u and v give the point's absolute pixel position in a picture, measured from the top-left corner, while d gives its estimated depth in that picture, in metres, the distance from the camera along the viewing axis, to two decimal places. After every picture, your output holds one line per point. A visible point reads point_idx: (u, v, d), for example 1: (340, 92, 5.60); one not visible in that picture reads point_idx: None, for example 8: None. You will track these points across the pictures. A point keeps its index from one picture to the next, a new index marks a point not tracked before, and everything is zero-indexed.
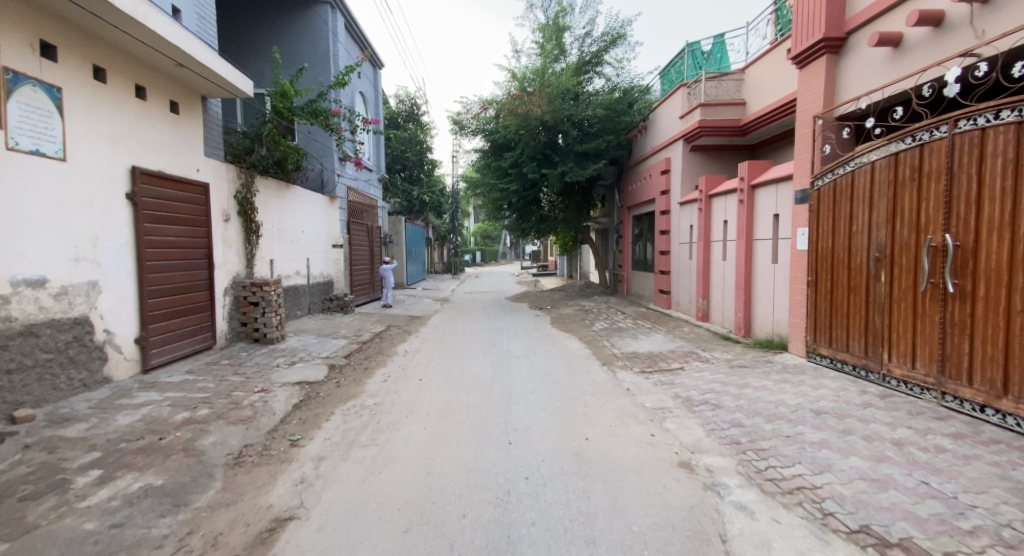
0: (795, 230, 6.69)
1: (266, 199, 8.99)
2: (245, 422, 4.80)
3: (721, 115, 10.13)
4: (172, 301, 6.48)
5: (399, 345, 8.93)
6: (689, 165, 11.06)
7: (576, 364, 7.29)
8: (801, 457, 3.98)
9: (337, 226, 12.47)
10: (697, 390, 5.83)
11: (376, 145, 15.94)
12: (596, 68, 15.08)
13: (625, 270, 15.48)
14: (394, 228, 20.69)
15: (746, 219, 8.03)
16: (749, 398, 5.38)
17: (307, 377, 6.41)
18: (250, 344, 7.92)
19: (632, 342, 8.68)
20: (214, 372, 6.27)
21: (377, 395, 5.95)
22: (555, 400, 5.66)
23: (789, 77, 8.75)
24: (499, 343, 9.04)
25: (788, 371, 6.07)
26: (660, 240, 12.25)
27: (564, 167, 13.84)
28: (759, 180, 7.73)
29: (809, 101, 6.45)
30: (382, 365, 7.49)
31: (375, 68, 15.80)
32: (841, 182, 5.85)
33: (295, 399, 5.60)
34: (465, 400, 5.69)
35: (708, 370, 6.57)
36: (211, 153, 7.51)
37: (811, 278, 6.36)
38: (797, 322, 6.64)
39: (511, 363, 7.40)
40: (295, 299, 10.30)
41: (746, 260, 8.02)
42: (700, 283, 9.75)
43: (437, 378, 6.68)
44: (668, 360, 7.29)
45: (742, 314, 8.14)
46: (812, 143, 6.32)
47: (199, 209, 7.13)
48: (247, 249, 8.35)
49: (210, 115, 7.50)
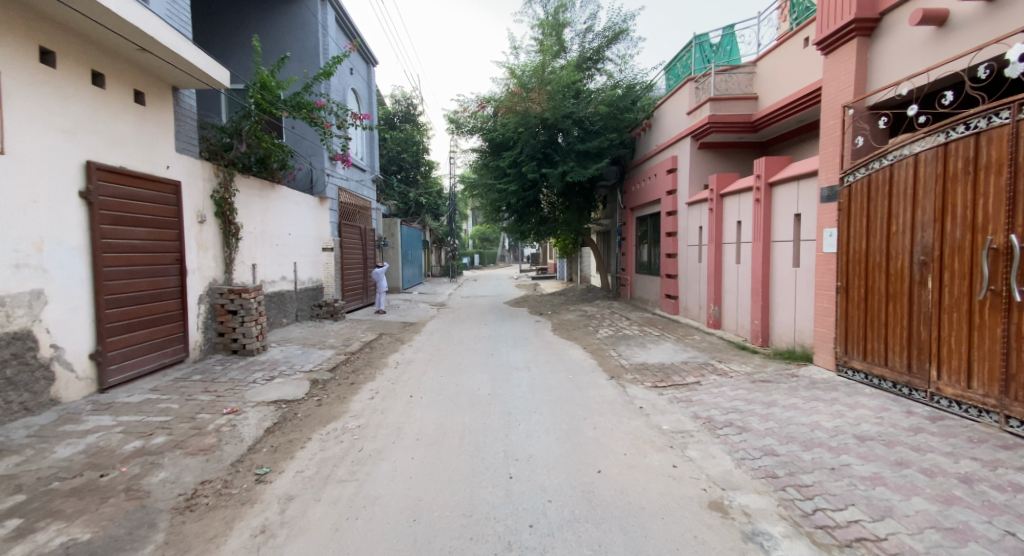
0: (821, 230, 6.10)
1: (247, 200, 8.38)
2: (206, 452, 4.19)
3: (731, 110, 9.56)
4: (135, 311, 5.87)
5: (391, 355, 8.33)
6: (697, 163, 10.48)
7: (582, 378, 6.70)
8: (855, 497, 3.38)
9: (328, 229, 11.86)
10: (718, 410, 5.23)
11: (368, 142, 15.32)
12: (598, 65, 14.53)
13: (628, 274, 14.91)
14: (389, 230, 20.10)
15: (763, 219, 7.45)
16: (779, 419, 4.78)
17: (285, 395, 5.80)
18: (228, 356, 7.30)
19: (641, 352, 8.07)
20: (181, 390, 5.65)
21: (361, 416, 5.34)
22: (560, 421, 5.06)
23: (807, 68, 8.17)
24: (498, 353, 8.43)
25: (818, 387, 5.47)
26: (666, 242, 11.67)
27: (565, 167, 13.27)
28: (778, 177, 7.16)
29: (837, 89, 5.87)
30: (370, 378, 6.88)
31: (368, 65, 15.22)
32: (877, 177, 5.27)
33: (268, 422, 4.97)
34: (459, 423, 5.08)
35: (728, 385, 5.97)
36: (183, 148, 6.90)
37: (840, 283, 5.77)
38: (824, 332, 6.05)
39: (510, 377, 6.80)
40: (281, 306, 9.69)
41: (762, 263, 7.43)
42: (711, 288, 9.16)
43: (430, 394, 6.07)
44: (682, 373, 6.68)
45: (759, 322, 7.55)
46: (842, 134, 5.74)
47: (169, 210, 6.53)
48: (225, 253, 7.72)
49: (182, 108, 6.88)
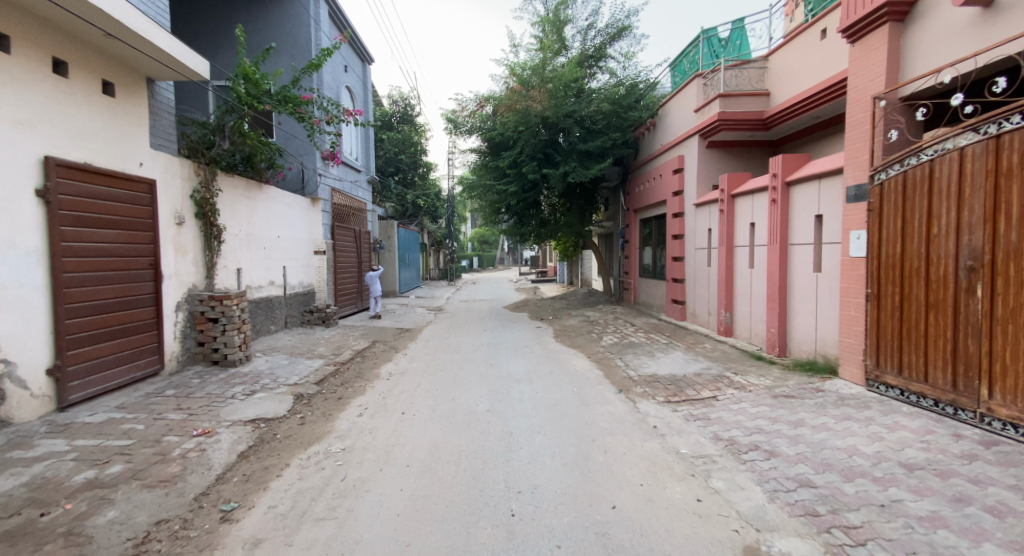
0: (847, 232, 5.64)
1: (232, 200, 7.89)
2: (167, 484, 3.70)
3: (742, 107, 9.10)
4: (101, 321, 5.39)
5: (383, 365, 7.85)
6: (706, 163, 10.02)
7: (589, 392, 6.21)
8: (914, 544, 2.92)
9: (320, 231, 11.37)
10: (741, 431, 4.75)
11: (364, 141, 14.84)
12: (600, 63, 14.07)
13: (631, 277, 14.42)
14: (386, 232, 19.57)
15: (780, 221, 6.99)
16: (811, 443, 4.32)
17: (265, 413, 5.31)
18: (208, 368, 6.80)
19: (649, 362, 7.58)
20: (151, 408, 5.16)
21: (347, 437, 4.85)
22: (566, 444, 4.58)
23: (823, 62, 7.72)
24: (497, 362, 7.95)
25: (849, 404, 5.02)
26: (672, 245, 11.20)
27: (566, 167, 12.81)
28: (797, 175, 6.70)
29: (866, 79, 5.42)
30: (360, 392, 6.40)
31: (363, 63, 14.74)
32: (914, 174, 4.82)
33: (243, 445, 4.48)
34: (455, 446, 4.59)
35: (748, 402, 5.49)
36: (159, 144, 6.40)
37: (870, 290, 5.32)
38: (851, 343, 5.59)
39: (511, 391, 6.30)
40: (269, 312, 9.20)
41: (780, 268, 6.98)
42: (722, 294, 8.69)
43: (423, 411, 5.59)
44: (696, 386, 6.19)
45: (775, 330, 7.09)
46: (872, 128, 5.29)
47: (143, 211, 6.05)
48: (207, 257, 7.22)
49: (159, 101, 6.39)
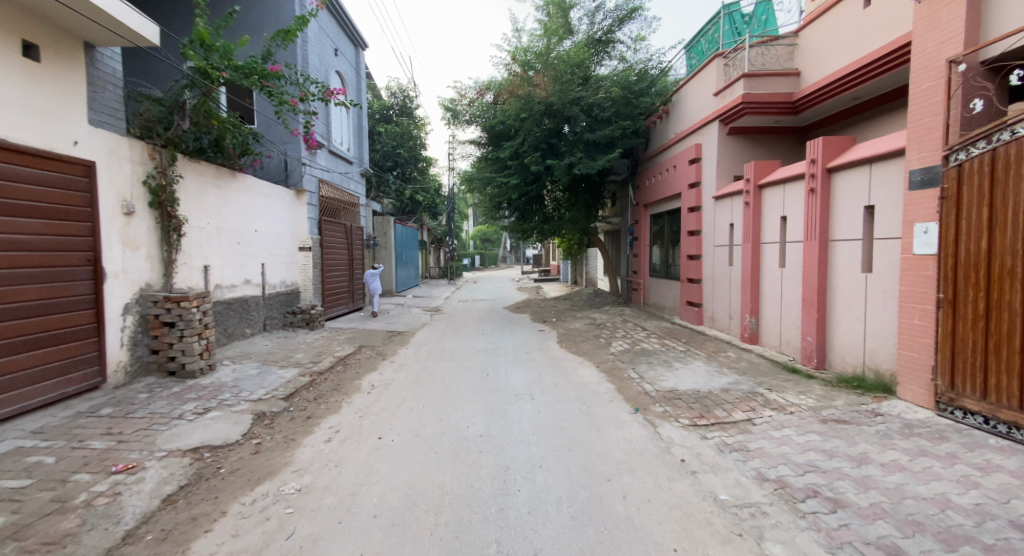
0: (909, 225, 4.76)
1: (198, 188, 7.00)
2: (50, 549, 2.93)
3: (769, 88, 8.15)
4: (16, 327, 4.64)
5: (367, 376, 6.98)
6: (726, 151, 9.09)
7: (600, 412, 5.32)
8: None
9: (305, 226, 10.48)
10: (791, 469, 3.86)
11: (356, 130, 13.95)
12: (608, 48, 13.10)
13: (640, 277, 13.51)
14: (381, 229, 18.65)
15: (819, 212, 6.09)
16: (886, 490, 3.44)
17: (212, 438, 4.45)
18: (163, 380, 5.95)
19: (667, 374, 6.67)
20: (74, 434, 4.35)
21: (306, 472, 3.99)
22: (573, 487, 3.70)
23: (864, 32, 6.76)
24: (494, 373, 7.04)
25: (921, 435, 4.14)
26: (687, 242, 10.25)
27: (571, 158, 11.90)
28: (841, 160, 5.81)
29: (936, 41, 4.52)
30: (334, 409, 5.55)
31: (356, 49, 13.85)
32: (1006, 152, 3.94)
33: (172, 486, 3.62)
34: (437, 487, 3.71)
35: (792, 428, 4.57)
36: (99, 120, 5.49)
37: (943, 295, 4.43)
38: (917, 358, 4.68)
39: (509, 410, 5.39)
40: (243, 314, 8.34)
41: (819, 267, 6.07)
42: (746, 296, 7.77)
43: (404, 436, 4.72)
44: (726, 406, 5.29)
45: (813, 339, 6.18)
46: (945, 99, 4.41)
47: (80, 198, 5.23)
48: (164, 252, 6.31)
49: (100, 70, 5.52)
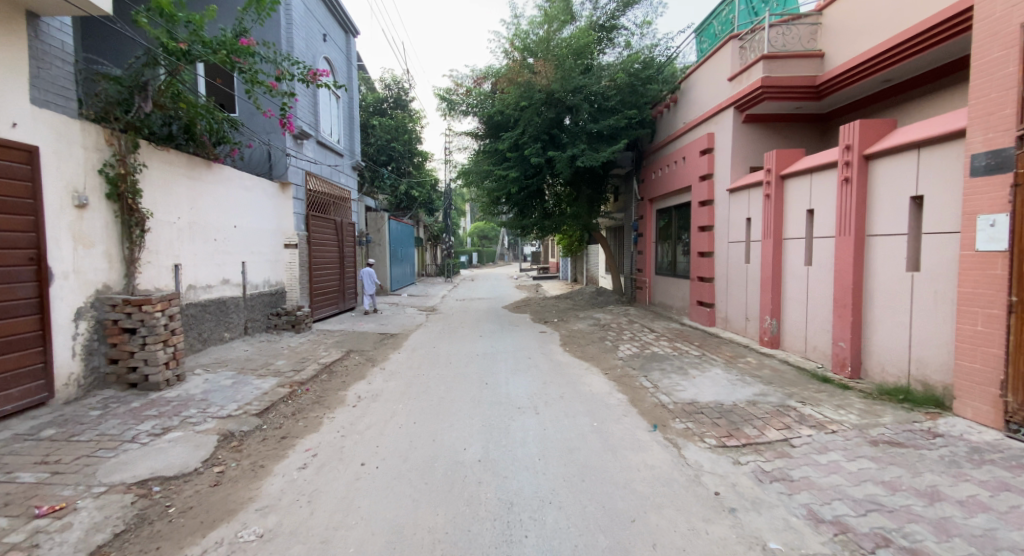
0: (972, 217, 4.19)
1: (166, 179, 6.34)
2: None
3: (791, 71, 7.51)
4: None
5: (353, 385, 6.35)
6: (742, 141, 8.47)
7: (614, 430, 4.68)
8: None
9: (291, 221, 9.82)
10: (849, 507, 3.25)
11: (347, 122, 13.27)
12: (612, 35, 12.40)
13: (645, 275, 12.88)
14: (375, 225, 17.77)
15: (854, 204, 5.49)
16: (972, 537, 2.87)
17: (165, 467, 3.81)
18: (122, 393, 5.31)
19: (684, 382, 6.05)
20: (2, 464, 3.71)
21: (273, 512, 3.36)
22: (593, 531, 3.09)
23: (899, 6, 6.12)
24: (493, 381, 6.42)
25: (996, 464, 3.57)
26: (698, 238, 9.63)
27: (574, 149, 11.24)
28: (881, 145, 5.22)
29: (1006, 4, 4.00)
30: (314, 426, 4.93)
31: (346, 35, 13.14)
32: None
33: (104, 535, 3.00)
34: (427, 533, 3.10)
35: (840, 452, 3.96)
36: (46, 99, 4.82)
37: (1014, 298, 3.87)
38: (979, 370, 4.13)
39: (511, 429, 4.75)
40: (221, 317, 7.70)
41: (856, 265, 5.47)
42: (766, 297, 7.16)
43: (392, 461, 4.10)
44: (755, 422, 4.67)
45: (846, 344, 5.58)
46: (1021, 70, 3.87)
47: (20, 188, 4.56)
48: (126, 249, 5.66)
49: (46, 43, 4.85)
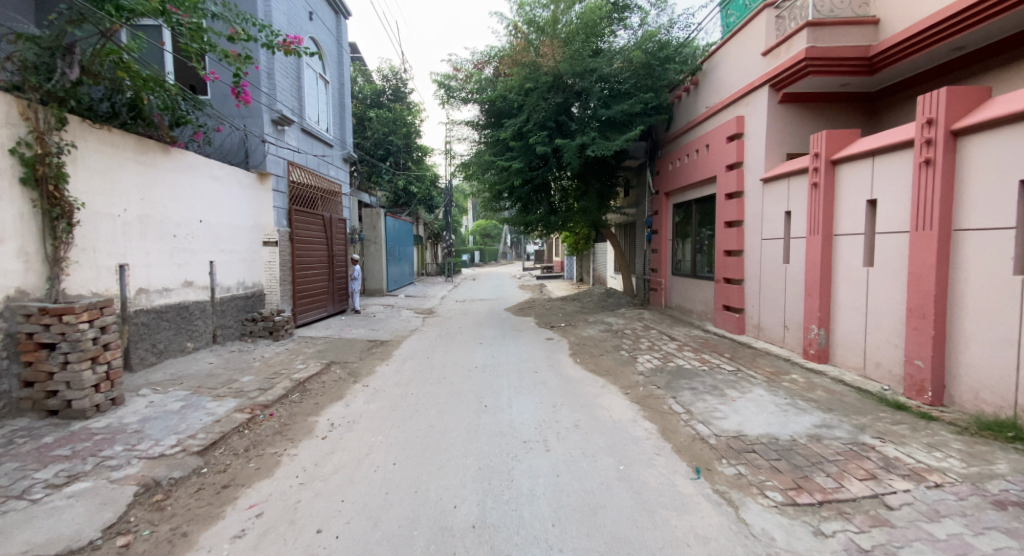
0: None
1: (106, 164, 5.36)
2: None
3: (839, 41, 6.46)
4: None
5: (329, 409, 5.34)
6: (778, 124, 7.43)
7: (646, 479, 3.64)
8: None
9: (271, 215, 8.81)
10: None
11: (338, 109, 12.27)
12: (624, 13, 11.30)
13: (660, 276, 11.82)
14: (371, 222, 16.79)
15: (938, 191, 4.44)
16: None
17: (46, 542, 2.84)
18: (36, 423, 4.32)
19: (724, 408, 5.00)
20: None
21: None
22: None
23: None
24: (494, 404, 5.39)
25: None
26: (724, 235, 8.58)
27: (584, 137, 10.19)
28: (977, 117, 4.21)
29: None
30: (269, 467, 3.94)
31: (336, 15, 12.09)
32: None
33: None
34: None
35: (959, 521, 2.94)
36: None
37: None
38: None
39: (515, 476, 3.71)
40: (182, 324, 6.71)
41: (942, 265, 4.42)
42: (813, 303, 6.10)
43: (359, 524, 3.11)
44: (830, 469, 3.64)
45: (925, 364, 4.55)
46: None
47: None
48: (48, 247, 4.67)
49: None
